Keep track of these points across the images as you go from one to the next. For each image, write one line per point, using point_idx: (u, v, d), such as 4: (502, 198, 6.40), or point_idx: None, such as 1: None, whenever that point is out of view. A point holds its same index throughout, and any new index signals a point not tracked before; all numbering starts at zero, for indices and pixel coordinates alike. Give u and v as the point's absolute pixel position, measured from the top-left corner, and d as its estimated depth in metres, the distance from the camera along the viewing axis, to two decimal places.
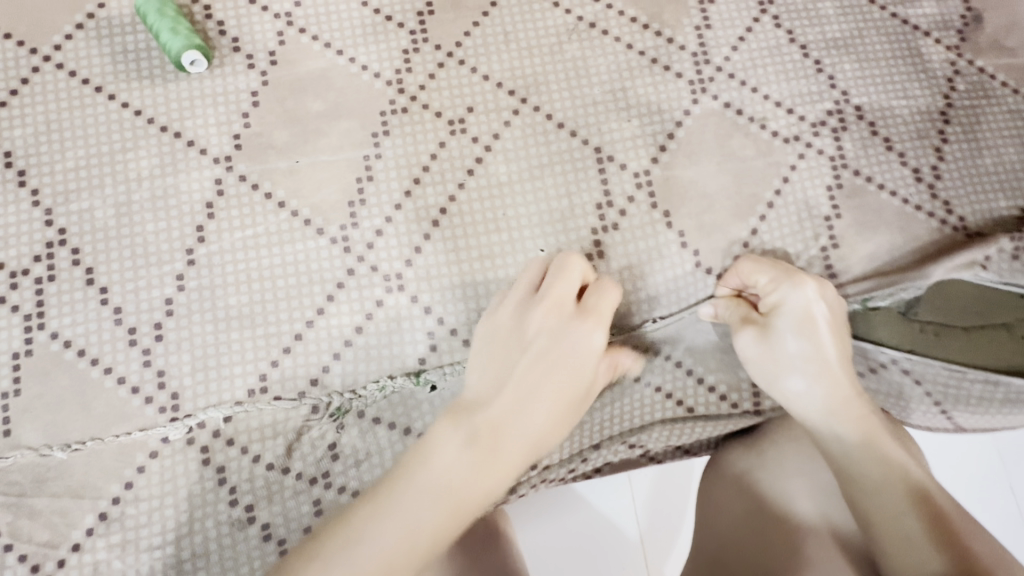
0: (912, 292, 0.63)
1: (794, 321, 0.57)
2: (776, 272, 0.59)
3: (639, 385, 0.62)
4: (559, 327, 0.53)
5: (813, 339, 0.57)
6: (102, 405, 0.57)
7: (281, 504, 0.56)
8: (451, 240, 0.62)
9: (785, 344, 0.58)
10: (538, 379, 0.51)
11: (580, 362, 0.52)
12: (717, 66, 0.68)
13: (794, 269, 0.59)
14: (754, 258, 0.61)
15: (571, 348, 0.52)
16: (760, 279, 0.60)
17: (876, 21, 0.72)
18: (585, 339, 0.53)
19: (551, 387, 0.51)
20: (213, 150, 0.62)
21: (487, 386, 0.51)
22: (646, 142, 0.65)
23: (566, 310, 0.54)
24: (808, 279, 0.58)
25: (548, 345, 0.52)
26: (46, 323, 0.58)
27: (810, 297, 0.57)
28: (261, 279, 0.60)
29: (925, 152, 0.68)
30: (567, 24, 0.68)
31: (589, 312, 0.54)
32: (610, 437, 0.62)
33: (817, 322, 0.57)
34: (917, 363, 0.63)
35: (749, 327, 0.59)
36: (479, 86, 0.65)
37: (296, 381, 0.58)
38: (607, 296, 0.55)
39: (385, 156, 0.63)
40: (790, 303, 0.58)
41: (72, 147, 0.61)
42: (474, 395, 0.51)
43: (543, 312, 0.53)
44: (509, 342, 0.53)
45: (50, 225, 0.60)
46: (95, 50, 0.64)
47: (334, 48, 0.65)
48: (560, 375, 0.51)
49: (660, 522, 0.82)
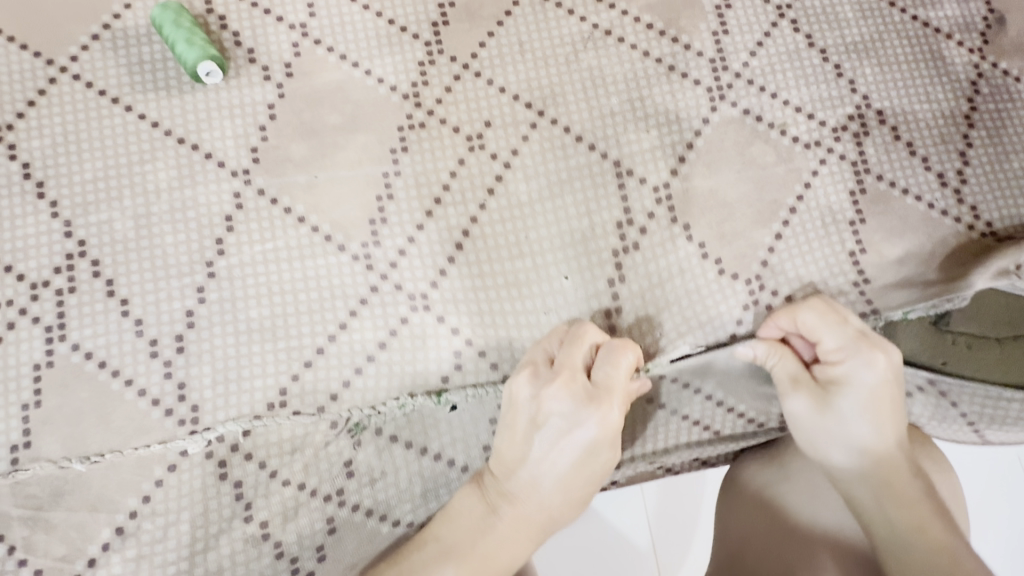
0: (955, 304, 0.61)
1: (853, 392, 0.54)
2: (843, 337, 0.55)
3: (665, 413, 0.61)
4: (574, 408, 0.54)
5: (870, 414, 0.54)
6: (121, 417, 0.56)
7: (295, 521, 0.56)
8: (476, 263, 0.62)
9: (838, 410, 0.54)
10: (557, 463, 0.54)
11: (594, 452, 0.54)
12: (735, 72, 0.67)
13: (864, 339, 0.55)
14: (820, 313, 0.57)
15: (587, 432, 0.53)
16: (821, 340, 0.56)
17: (896, 24, 0.71)
18: (598, 423, 0.54)
19: (575, 466, 0.54)
20: (231, 163, 0.62)
21: (511, 466, 0.55)
22: (665, 153, 0.64)
23: (579, 388, 0.54)
24: (878, 351, 0.54)
25: (568, 431, 0.54)
26: (66, 335, 0.57)
27: (877, 372, 0.54)
28: (280, 292, 0.59)
29: (949, 156, 0.66)
30: (582, 32, 0.67)
31: (600, 394, 0.54)
32: (632, 458, 0.61)
33: (874, 396, 0.54)
34: (947, 378, 0.61)
35: (800, 388, 0.56)
36: (496, 99, 0.65)
37: (316, 396, 0.58)
38: (619, 366, 0.55)
39: (404, 173, 0.63)
40: (859, 378, 0.54)
41: (90, 159, 0.62)
42: (501, 452, 0.55)
43: (559, 390, 0.54)
44: (529, 421, 0.54)
45: (69, 236, 0.60)
46: (112, 61, 0.64)
47: (350, 59, 0.65)
48: (583, 460, 0.54)
49: (674, 533, 0.81)
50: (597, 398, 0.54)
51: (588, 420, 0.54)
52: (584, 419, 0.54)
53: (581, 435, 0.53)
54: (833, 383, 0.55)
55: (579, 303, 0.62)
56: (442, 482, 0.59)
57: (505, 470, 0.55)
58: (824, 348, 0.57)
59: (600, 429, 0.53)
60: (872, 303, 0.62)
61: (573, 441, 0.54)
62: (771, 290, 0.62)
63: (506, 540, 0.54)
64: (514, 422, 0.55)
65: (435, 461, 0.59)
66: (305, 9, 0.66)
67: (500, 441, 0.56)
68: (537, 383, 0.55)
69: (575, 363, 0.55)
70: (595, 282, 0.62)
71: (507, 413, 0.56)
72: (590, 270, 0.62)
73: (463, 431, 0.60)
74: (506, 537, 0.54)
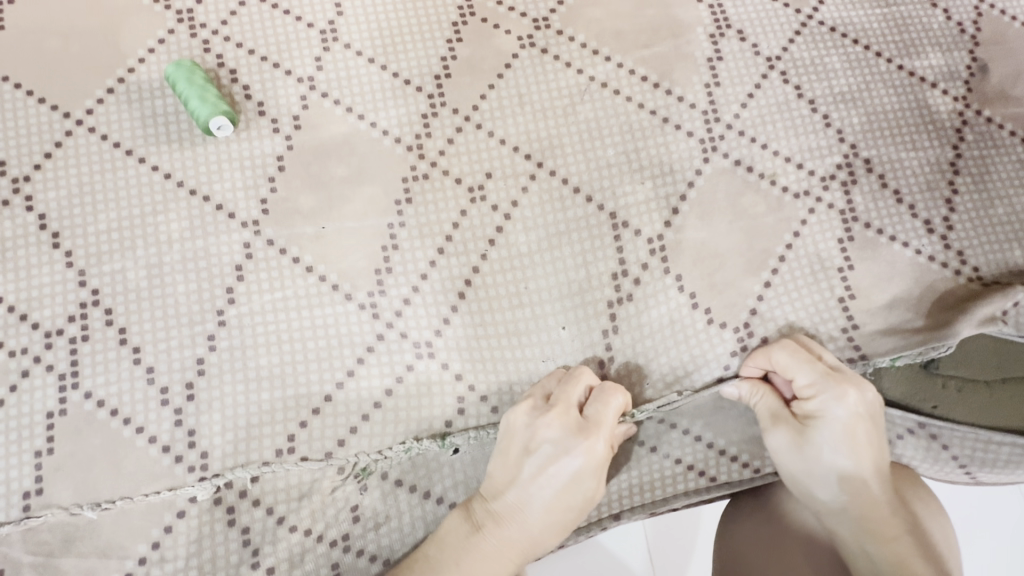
0: (942, 351, 0.62)
1: (829, 429, 0.57)
2: (816, 375, 0.58)
3: (658, 457, 0.63)
4: (567, 438, 0.57)
5: (845, 448, 0.56)
6: (132, 464, 0.58)
7: (301, 567, 0.57)
8: (478, 311, 0.64)
9: (816, 446, 0.57)
10: (542, 489, 0.56)
11: (580, 483, 0.56)
12: (727, 123, 0.70)
13: (836, 375, 0.58)
14: (791, 353, 0.60)
15: (579, 461, 0.56)
16: (797, 377, 0.59)
17: (882, 74, 0.73)
18: (586, 454, 0.56)
19: (567, 495, 0.56)
20: (241, 214, 0.64)
21: (501, 490, 0.57)
22: (660, 204, 0.67)
23: (571, 420, 0.57)
24: (849, 386, 0.57)
25: (561, 461, 0.56)
26: (80, 383, 0.59)
27: (849, 407, 0.57)
28: (289, 340, 0.61)
29: (936, 204, 0.69)
30: (579, 85, 0.70)
31: (590, 426, 0.57)
32: (631, 508, 0.62)
33: (848, 431, 0.56)
34: (938, 422, 0.63)
35: (781, 427, 0.59)
36: (497, 150, 0.68)
37: (323, 442, 0.59)
38: (610, 404, 0.58)
39: (408, 224, 0.65)
40: (832, 413, 0.57)
41: (105, 210, 0.64)
42: (495, 478, 0.57)
43: (553, 422, 0.57)
44: (524, 450, 0.57)
45: (83, 286, 0.62)
46: (125, 114, 0.67)
47: (355, 112, 0.68)
48: (574, 491, 0.56)
49: (675, 566, 0.82)
50: (587, 429, 0.57)
51: (580, 450, 0.56)
52: (575, 448, 0.56)
53: (573, 465, 0.56)
54: (812, 420, 0.58)
55: (578, 349, 0.64)
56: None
57: (499, 494, 0.57)
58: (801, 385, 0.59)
59: (591, 459, 0.56)
60: (861, 350, 0.64)
61: (566, 470, 0.56)
62: (763, 335, 0.64)
63: (497, 560, 0.55)
64: (510, 452, 0.57)
65: (438, 504, 0.60)
66: (313, 62, 0.69)
67: (493, 469, 0.58)
68: (529, 414, 0.58)
69: (568, 398, 0.58)
70: (592, 329, 0.64)
71: (502, 442, 0.58)
72: (588, 317, 0.64)
73: (464, 474, 0.61)
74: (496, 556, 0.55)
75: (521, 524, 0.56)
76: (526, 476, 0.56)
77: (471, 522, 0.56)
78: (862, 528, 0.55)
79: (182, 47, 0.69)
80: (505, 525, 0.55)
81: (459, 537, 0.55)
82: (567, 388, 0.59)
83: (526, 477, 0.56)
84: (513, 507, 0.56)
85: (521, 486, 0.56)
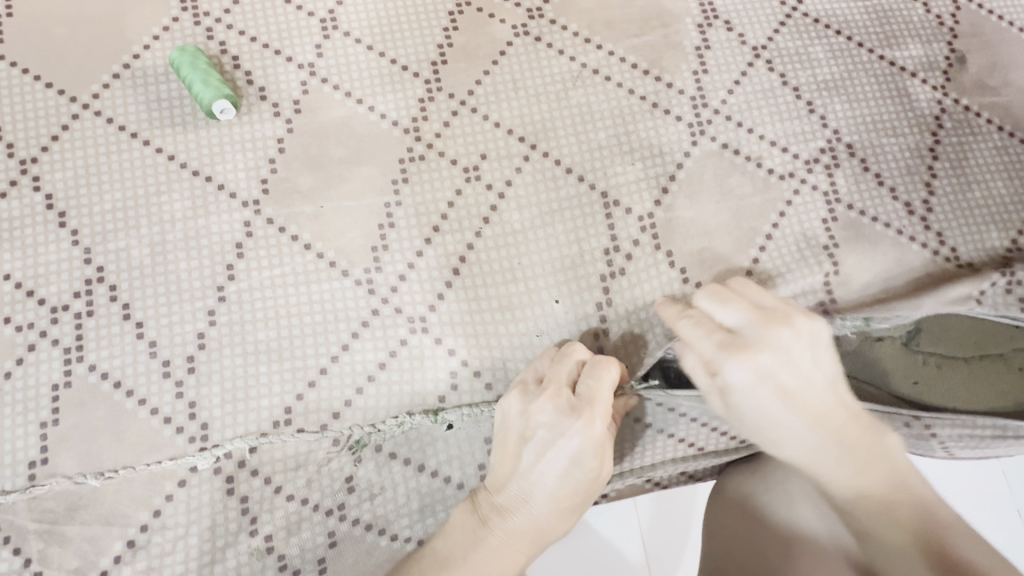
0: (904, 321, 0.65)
1: (774, 390, 0.55)
2: (710, 344, 0.58)
3: (652, 432, 0.65)
4: (561, 421, 0.57)
5: (794, 407, 0.55)
6: (135, 434, 0.59)
7: (298, 535, 0.59)
8: (472, 288, 0.65)
9: (756, 408, 0.56)
10: (546, 475, 0.57)
11: (581, 461, 0.57)
12: (714, 109, 0.72)
13: (727, 339, 0.57)
14: (715, 299, 0.60)
15: (577, 442, 0.56)
16: (697, 346, 0.58)
17: (864, 63, 0.76)
18: (584, 434, 0.57)
19: (570, 477, 0.57)
20: (242, 194, 0.66)
21: (505, 481, 0.58)
22: (649, 186, 0.69)
23: (564, 400, 0.58)
24: (748, 349, 0.56)
25: (559, 444, 0.57)
26: (85, 356, 0.61)
27: (755, 366, 0.55)
28: (288, 315, 0.63)
29: (915, 187, 0.71)
30: (571, 71, 0.73)
31: (584, 405, 0.57)
32: (621, 474, 0.66)
33: (789, 388, 0.55)
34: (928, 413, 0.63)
35: (724, 393, 0.57)
36: (492, 133, 0.70)
37: (320, 414, 0.61)
38: (602, 380, 0.59)
39: (405, 204, 0.67)
40: (736, 379, 0.56)
41: (110, 190, 0.66)
42: (498, 469, 0.59)
43: (546, 406, 0.58)
44: (522, 438, 0.58)
45: (89, 263, 0.63)
46: (130, 98, 0.68)
47: (354, 96, 0.70)
48: (577, 471, 0.57)
49: (668, 543, 0.85)
50: (582, 409, 0.57)
51: (576, 429, 0.57)
52: (571, 430, 0.57)
53: (572, 447, 0.57)
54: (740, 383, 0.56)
55: (570, 325, 0.65)
56: (438, 497, 0.62)
57: (503, 485, 0.58)
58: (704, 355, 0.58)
59: (589, 438, 0.57)
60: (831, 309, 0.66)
61: (565, 453, 0.57)
62: None
63: (511, 550, 0.57)
64: (508, 441, 0.59)
65: (432, 477, 0.62)
66: (313, 49, 0.72)
67: (496, 460, 0.59)
68: (523, 402, 0.59)
69: (559, 378, 0.59)
70: (583, 306, 0.66)
71: (500, 430, 0.60)
72: (579, 295, 0.66)
73: (458, 448, 0.63)
74: (511, 546, 0.57)
75: (529, 514, 0.57)
76: (528, 464, 0.57)
77: (479, 512, 0.58)
78: (841, 480, 0.53)
79: (186, 34, 0.71)
80: (513, 516, 0.57)
81: (470, 528, 0.57)
82: (557, 371, 0.60)
83: (527, 466, 0.57)
84: (520, 498, 0.57)
85: (524, 476, 0.57)
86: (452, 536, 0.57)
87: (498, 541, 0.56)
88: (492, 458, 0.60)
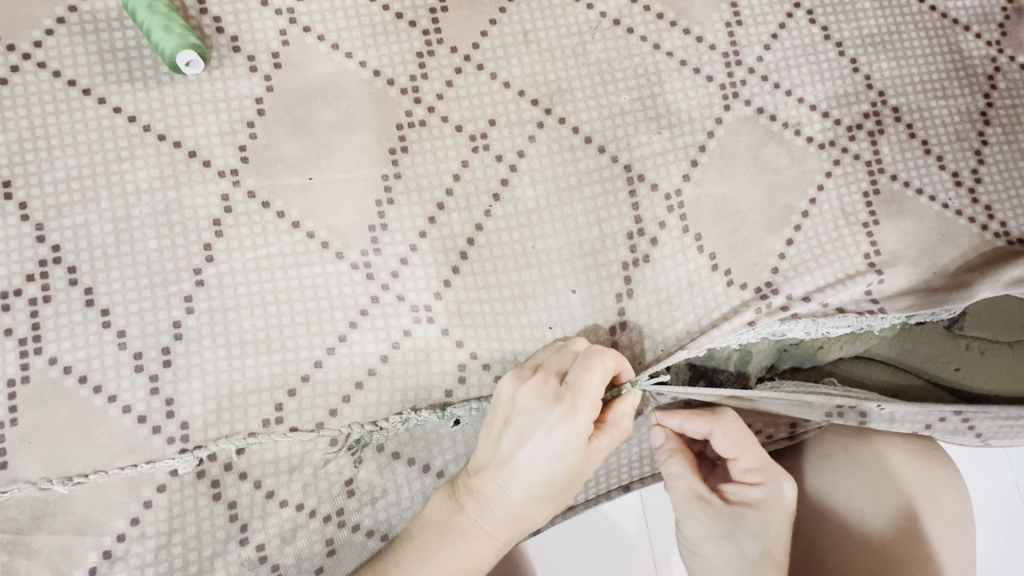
0: (952, 313, 0.60)
1: (762, 527, 0.56)
2: (754, 456, 0.57)
3: None
4: (542, 408, 0.51)
5: (704, 515, 0.58)
6: (106, 435, 0.53)
7: (294, 544, 0.54)
8: (481, 272, 0.59)
9: (749, 542, 0.56)
10: (520, 466, 0.51)
11: (557, 457, 0.50)
12: (749, 67, 0.64)
13: (758, 469, 0.57)
14: (732, 442, 0.57)
15: (556, 433, 0.50)
16: (748, 461, 0.57)
17: (914, 16, 0.68)
18: (560, 426, 0.50)
19: (546, 469, 0.51)
20: (217, 162, 0.58)
21: (483, 470, 0.52)
22: (678, 156, 0.62)
23: (550, 388, 0.52)
24: (753, 485, 0.57)
25: (537, 434, 0.51)
26: (43, 348, 0.54)
27: (742, 478, 0.57)
28: (276, 302, 0.56)
29: (964, 155, 0.64)
30: (590, 21, 0.64)
31: (568, 393, 0.51)
32: (639, 478, 0.62)
33: (708, 501, 0.58)
34: (969, 406, 0.58)
35: (706, 503, 0.58)
36: (501, 94, 0.62)
37: (314, 412, 0.55)
38: (593, 370, 0.51)
39: (405, 176, 0.60)
40: (749, 495, 0.57)
41: (62, 156, 0.57)
42: (478, 453, 0.54)
43: (532, 392, 0.52)
44: (503, 423, 0.52)
45: (42, 241, 0.55)
46: (80, 48, 0.59)
47: (342, 49, 0.61)
48: (553, 465, 0.50)
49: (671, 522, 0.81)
50: (565, 398, 0.51)
51: (554, 420, 0.50)
52: (551, 420, 0.50)
53: (550, 439, 0.50)
54: (746, 508, 0.57)
55: (589, 315, 0.59)
56: None
57: (479, 471, 0.53)
58: (747, 473, 0.57)
59: (569, 432, 0.50)
60: (878, 302, 0.60)
61: (542, 443, 0.50)
62: (787, 294, 0.59)
63: (477, 542, 0.52)
64: (492, 423, 0.53)
65: (438, 478, 0.58)
66: None
67: (479, 443, 0.54)
68: (511, 387, 0.53)
69: (550, 366, 0.54)
70: (603, 294, 0.59)
71: (488, 414, 0.55)
72: (598, 282, 0.60)
73: (466, 446, 0.58)
74: (482, 532, 0.52)
75: (499, 504, 0.52)
76: (505, 452, 0.51)
77: (456, 498, 0.53)
78: (685, 511, 0.59)
79: None
80: (485, 502, 0.52)
81: (450, 518, 0.52)
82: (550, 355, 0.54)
83: (505, 454, 0.51)
84: (493, 484, 0.51)
85: (498, 463, 0.52)
86: (432, 528, 0.52)
87: (468, 533, 0.52)
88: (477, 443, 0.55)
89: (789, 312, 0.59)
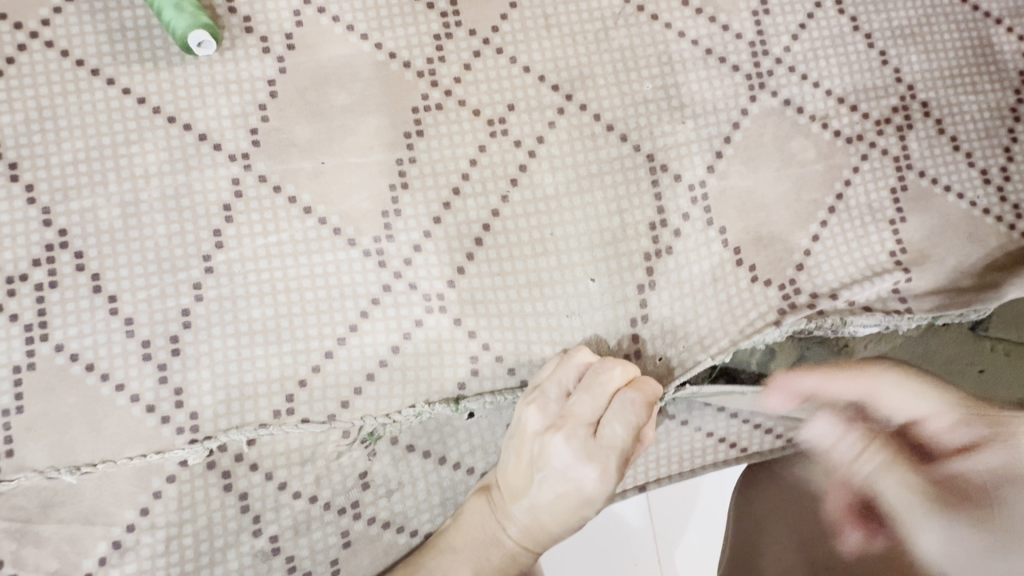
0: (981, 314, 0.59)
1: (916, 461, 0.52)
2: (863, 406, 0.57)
3: (689, 429, 0.59)
4: (578, 458, 0.50)
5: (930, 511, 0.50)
6: (114, 424, 0.52)
7: (308, 535, 0.53)
8: (497, 260, 0.57)
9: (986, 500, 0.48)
10: (552, 506, 0.51)
11: (590, 500, 0.51)
12: (776, 57, 0.62)
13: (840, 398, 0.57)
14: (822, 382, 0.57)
15: (592, 483, 0.50)
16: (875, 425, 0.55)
17: (945, 7, 0.66)
18: (596, 475, 0.50)
19: (579, 511, 0.52)
20: (228, 146, 0.56)
21: (514, 499, 0.52)
22: (701, 147, 0.60)
23: (586, 437, 0.51)
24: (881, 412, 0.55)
25: (573, 484, 0.51)
26: (49, 335, 0.52)
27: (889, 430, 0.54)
28: (286, 291, 0.55)
29: (994, 152, 0.63)
30: (613, 7, 0.62)
31: (605, 445, 0.51)
32: (657, 480, 0.60)
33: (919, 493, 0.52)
34: None
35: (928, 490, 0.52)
36: (520, 80, 0.60)
37: (326, 403, 0.54)
38: (632, 421, 0.51)
39: (420, 161, 0.58)
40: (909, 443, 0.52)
41: (69, 138, 0.55)
42: (506, 482, 0.53)
43: (566, 438, 0.51)
44: (534, 463, 0.52)
45: (49, 225, 0.54)
46: (89, 26, 0.57)
47: (357, 31, 0.59)
48: (585, 507, 0.51)
49: (679, 521, 0.75)
50: (603, 451, 0.50)
51: (592, 474, 0.50)
52: (588, 470, 0.50)
53: (585, 486, 0.50)
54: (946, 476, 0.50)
55: (609, 309, 0.58)
56: (459, 491, 0.57)
57: (510, 499, 0.53)
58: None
59: (604, 481, 0.50)
60: (907, 301, 0.59)
61: (578, 491, 0.51)
62: (810, 292, 0.58)
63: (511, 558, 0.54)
64: (520, 457, 0.52)
65: (454, 470, 0.57)
66: None
67: (506, 468, 0.53)
68: (541, 424, 0.52)
69: (583, 412, 0.51)
70: (624, 287, 0.58)
71: (512, 441, 0.53)
72: (618, 275, 0.58)
73: (481, 439, 0.58)
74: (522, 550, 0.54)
75: (530, 536, 0.53)
76: (538, 491, 0.51)
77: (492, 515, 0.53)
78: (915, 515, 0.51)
79: None
80: (518, 528, 0.53)
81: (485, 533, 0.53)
82: (581, 393, 0.52)
83: (537, 493, 0.51)
84: (526, 518, 0.52)
85: (530, 501, 0.52)
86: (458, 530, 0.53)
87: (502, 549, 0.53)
88: (501, 462, 0.54)
89: (815, 309, 0.58)
